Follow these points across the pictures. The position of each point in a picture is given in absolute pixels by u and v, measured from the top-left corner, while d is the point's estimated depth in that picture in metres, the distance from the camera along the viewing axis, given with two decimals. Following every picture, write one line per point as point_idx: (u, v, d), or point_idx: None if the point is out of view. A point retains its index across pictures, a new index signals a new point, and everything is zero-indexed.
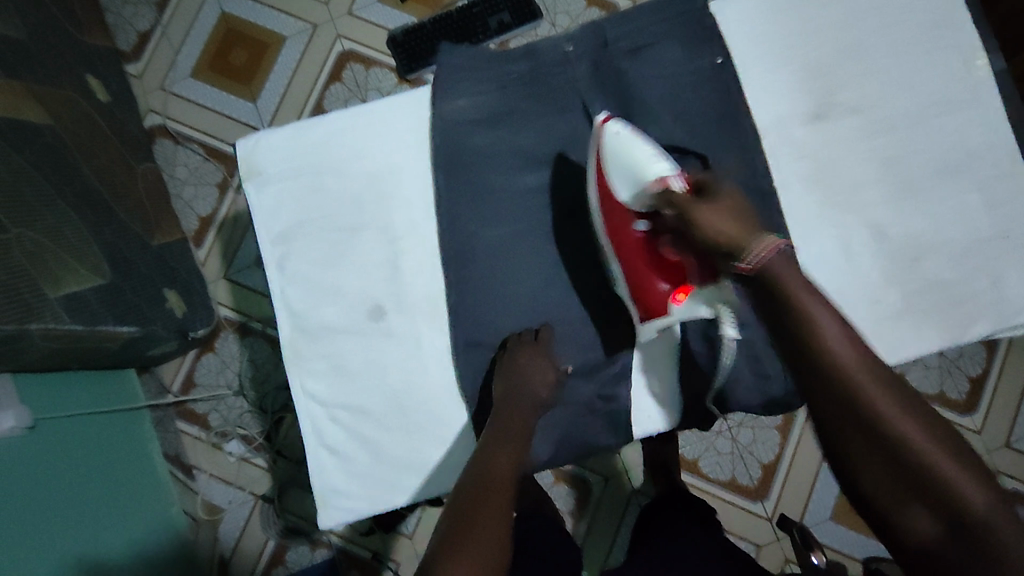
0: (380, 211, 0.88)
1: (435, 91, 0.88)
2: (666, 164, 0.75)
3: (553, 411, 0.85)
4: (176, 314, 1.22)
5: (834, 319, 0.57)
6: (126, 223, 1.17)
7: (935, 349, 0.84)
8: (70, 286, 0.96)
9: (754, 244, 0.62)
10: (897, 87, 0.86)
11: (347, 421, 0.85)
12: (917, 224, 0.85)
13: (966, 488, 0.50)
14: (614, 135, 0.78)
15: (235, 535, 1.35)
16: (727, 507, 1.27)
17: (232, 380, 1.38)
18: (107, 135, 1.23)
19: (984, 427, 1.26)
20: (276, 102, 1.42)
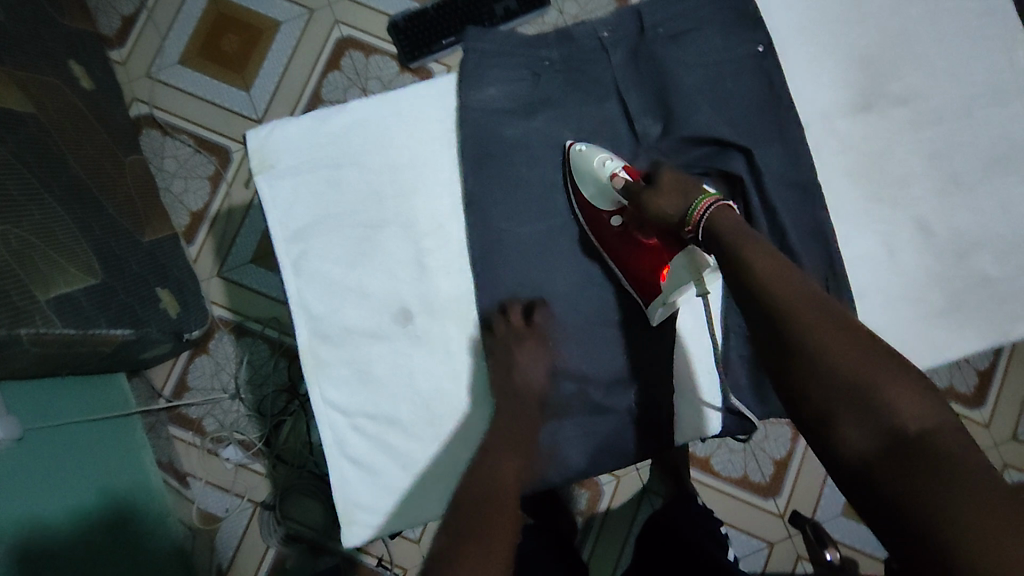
0: (405, 206, 0.83)
1: (463, 79, 0.83)
2: (619, 161, 0.80)
3: (592, 416, 0.81)
4: (170, 314, 1.15)
5: (770, 259, 0.64)
6: (116, 219, 1.09)
7: (983, 347, 0.82)
8: (60, 288, 0.89)
9: (692, 202, 0.70)
10: (947, 76, 0.84)
11: (372, 432, 0.80)
12: (963, 220, 0.83)
13: (902, 402, 0.53)
14: (576, 154, 0.82)
15: (233, 545, 1.28)
16: (737, 504, 1.22)
17: (227, 383, 1.31)
18: (93, 125, 1.15)
19: (992, 420, 1.19)
20: (271, 91, 1.35)
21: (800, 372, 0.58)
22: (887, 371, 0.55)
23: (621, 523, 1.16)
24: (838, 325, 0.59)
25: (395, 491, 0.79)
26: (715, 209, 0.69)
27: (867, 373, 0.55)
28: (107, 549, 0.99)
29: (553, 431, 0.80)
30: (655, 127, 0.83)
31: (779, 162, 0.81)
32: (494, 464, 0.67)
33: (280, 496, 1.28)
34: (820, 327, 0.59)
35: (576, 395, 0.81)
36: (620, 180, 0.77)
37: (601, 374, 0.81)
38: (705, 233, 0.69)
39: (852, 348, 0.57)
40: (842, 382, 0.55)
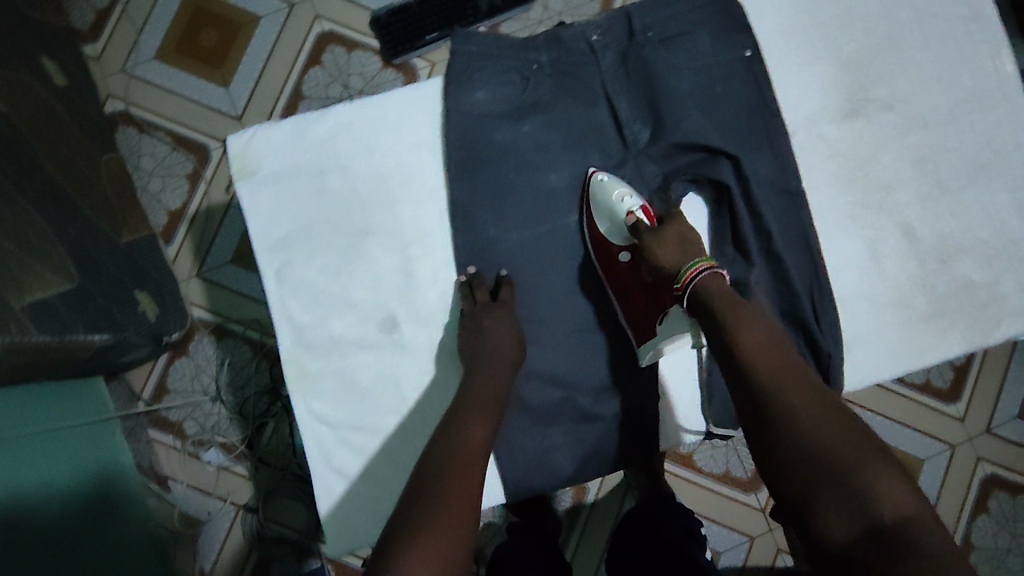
0: (390, 212, 0.82)
1: (450, 83, 0.81)
2: (639, 200, 0.79)
3: (580, 424, 0.81)
4: (150, 318, 1.13)
5: (758, 336, 0.67)
6: (93, 221, 1.06)
7: (962, 352, 0.83)
8: (35, 293, 0.87)
9: (683, 269, 0.72)
10: (934, 81, 0.85)
11: (358, 443, 0.79)
12: (946, 225, 0.84)
13: (882, 490, 0.53)
14: (599, 181, 0.80)
15: (215, 549, 1.27)
16: (719, 499, 1.23)
17: (208, 385, 1.29)
18: (68, 124, 1.12)
19: (966, 415, 1.21)
20: (251, 88, 1.32)
21: (782, 450, 0.59)
22: (868, 458, 0.56)
23: (608, 515, 1.15)
24: (821, 408, 0.60)
25: (382, 501, 0.79)
26: (706, 275, 0.71)
27: (848, 459, 0.56)
28: (93, 561, 0.96)
29: (541, 439, 0.80)
30: (644, 133, 0.82)
31: (767, 169, 0.81)
32: (458, 435, 0.67)
33: (263, 498, 1.26)
34: (803, 409, 0.60)
35: (564, 403, 0.81)
36: (637, 221, 0.77)
37: (589, 381, 0.81)
38: (694, 300, 0.71)
39: (833, 431, 0.58)
40: (823, 465, 0.56)
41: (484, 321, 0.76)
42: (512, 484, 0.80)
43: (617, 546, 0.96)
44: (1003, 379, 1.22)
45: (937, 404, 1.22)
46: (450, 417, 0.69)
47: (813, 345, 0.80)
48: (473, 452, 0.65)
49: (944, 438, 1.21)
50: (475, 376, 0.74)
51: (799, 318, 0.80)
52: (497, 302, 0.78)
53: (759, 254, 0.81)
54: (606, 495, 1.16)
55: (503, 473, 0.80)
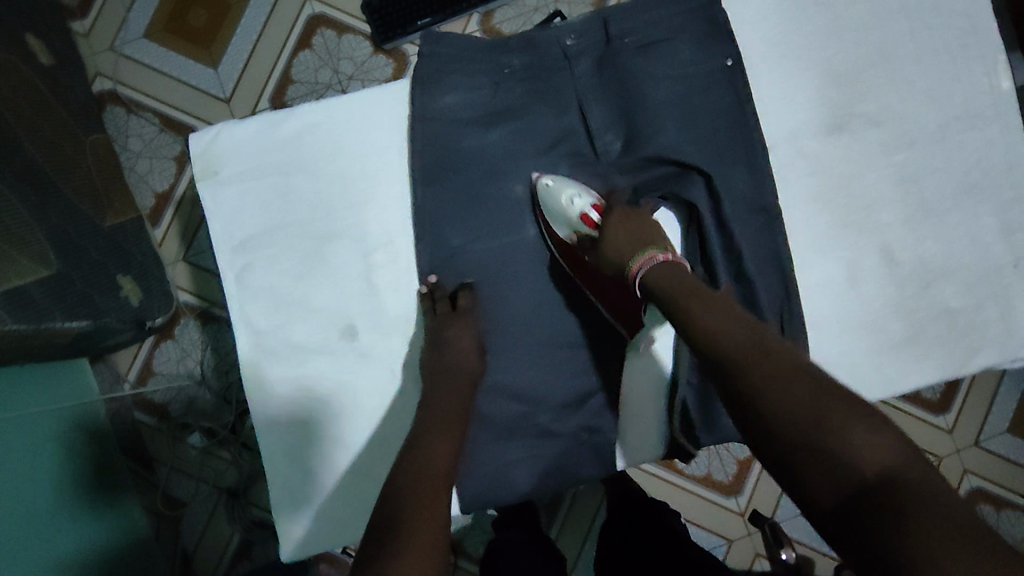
0: (354, 219, 0.80)
1: (418, 87, 0.79)
2: (588, 196, 0.78)
3: (539, 441, 0.80)
4: (132, 303, 1.06)
5: (715, 312, 0.62)
6: (74, 202, 0.98)
7: (937, 380, 0.81)
8: (12, 280, 0.80)
9: (639, 259, 0.71)
10: (923, 96, 0.81)
11: (318, 450, 0.79)
12: (929, 249, 0.81)
13: (860, 443, 0.49)
14: (546, 187, 0.78)
15: (198, 530, 1.20)
16: (699, 502, 1.19)
17: (193, 369, 1.21)
18: (53, 104, 1.03)
19: (956, 426, 1.15)
20: (244, 63, 1.23)
21: (755, 428, 0.54)
22: (840, 413, 0.51)
23: (587, 513, 1.09)
24: (789, 369, 0.55)
25: (339, 509, 0.79)
26: (656, 266, 0.70)
27: (820, 419, 0.51)
28: (54, 558, 0.92)
29: (500, 454, 0.79)
30: (615, 144, 0.80)
31: (743, 185, 0.79)
32: (423, 451, 0.66)
33: (246, 482, 1.20)
34: (769, 377, 0.55)
35: (524, 418, 0.80)
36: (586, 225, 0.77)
37: (552, 397, 0.80)
38: (651, 291, 0.69)
39: (801, 393, 0.53)
40: (795, 431, 0.51)
41: (445, 332, 0.76)
42: (469, 497, 0.79)
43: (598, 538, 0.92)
44: (996, 391, 1.16)
45: (925, 415, 1.16)
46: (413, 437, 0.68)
47: None
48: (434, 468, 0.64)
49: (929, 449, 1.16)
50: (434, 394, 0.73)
51: None
52: (459, 310, 0.77)
53: (728, 275, 0.79)
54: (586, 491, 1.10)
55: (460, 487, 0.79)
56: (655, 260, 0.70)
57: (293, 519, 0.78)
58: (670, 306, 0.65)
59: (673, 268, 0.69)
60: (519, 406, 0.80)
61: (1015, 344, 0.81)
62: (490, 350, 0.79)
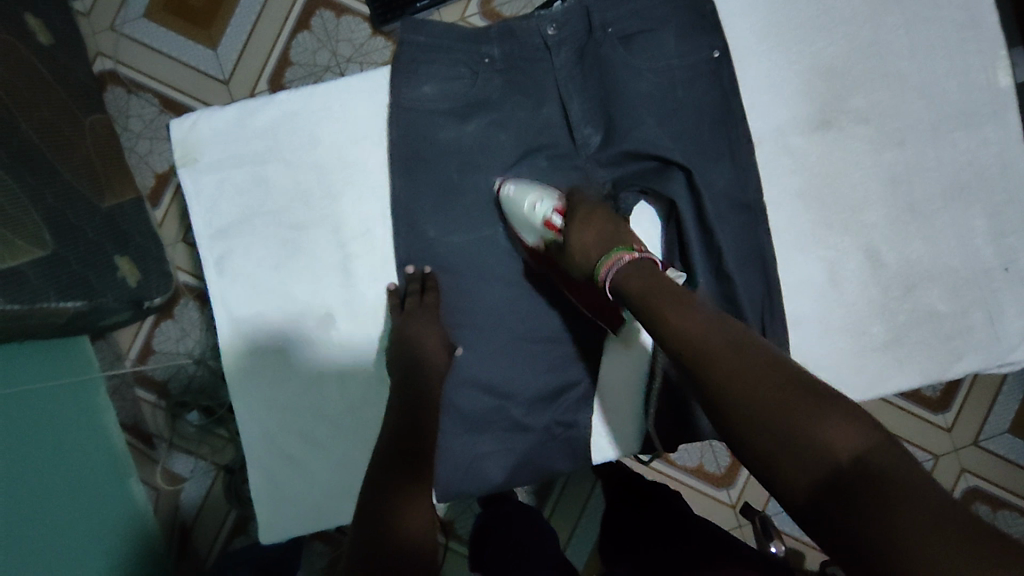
0: (333, 208, 0.80)
1: (397, 76, 0.78)
2: (551, 201, 0.75)
3: (512, 434, 0.80)
4: (130, 283, 1.06)
5: (683, 307, 0.60)
6: (73, 185, 0.98)
7: (917, 385, 0.79)
8: (8, 261, 0.79)
9: (602, 264, 0.68)
10: (917, 93, 0.79)
11: (294, 435, 0.80)
12: (915, 250, 0.79)
13: (834, 432, 0.47)
14: (507, 195, 0.76)
15: (197, 503, 1.22)
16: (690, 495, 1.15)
17: (192, 348, 1.23)
18: (51, 85, 1.02)
19: (954, 425, 1.13)
20: (241, 44, 1.21)
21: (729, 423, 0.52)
22: (814, 401, 0.50)
23: (578, 500, 1.08)
24: (757, 363, 0.53)
25: (315, 495, 0.80)
26: (621, 267, 0.67)
27: (792, 409, 0.50)
28: (75, 527, 0.94)
29: (471, 446, 0.80)
30: (595, 137, 0.78)
31: (724, 182, 0.77)
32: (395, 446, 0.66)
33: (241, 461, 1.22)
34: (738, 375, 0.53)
35: (497, 411, 0.80)
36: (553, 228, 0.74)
37: (524, 391, 0.80)
38: (620, 289, 0.66)
39: (773, 386, 0.51)
40: (770, 425, 0.49)
41: (417, 330, 0.75)
42: (440, 486, 0.80)
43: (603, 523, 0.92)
44: (997, 391, 1.12)
45: (924, 413, 1.13)
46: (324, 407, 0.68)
47: None
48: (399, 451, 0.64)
49: (926, 447, 1.13)
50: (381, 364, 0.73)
51: None
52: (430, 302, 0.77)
53: (707, 272, 0.77)
54: (578, 476, 1.09)
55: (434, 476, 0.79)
56: (621, 261, 0.67)
57: (275, 501, 0.80)
58: (641, 303, 0.63)
59: (642, 264, 0.66)
60: (493, 400, 0.80)
61: (1000, 351, 0.79)
62: (461, 343, 0.79)
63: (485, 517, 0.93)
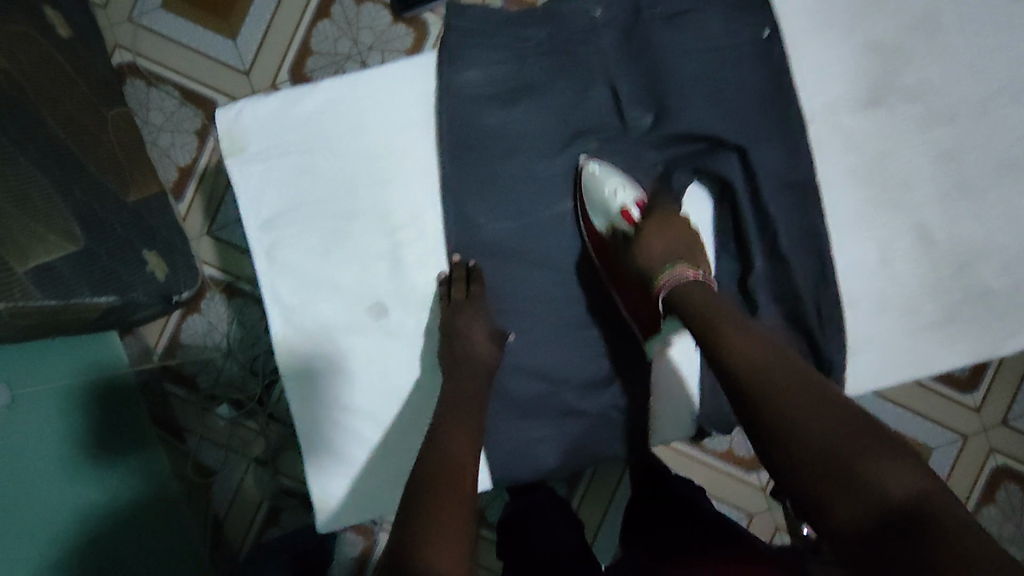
0: (380, 196, 0.79)
1: (442, 60, 0.77)
2: (632, 191, 0.76)
3: (564, 419, 0.80)
4: (159, 278, 0.96)
5: (740, 335, 0.61)
6: (98, 180, 0.90)
7: (969, 363, 0.79)
8: (40, 256, 0.72)
9: (663, 272, 0.69)
10: (966, 69, 0.78)
11: (347, 423, 0.80)
12: (967, 228, 0.78)
13: (890, 470, 0.47)
14: (593, 173, 0.77)
15: (230, 496, 1.13)
16: (721, 478, 1.14)
17: (220, 341, 1.13)
18: (71, 77, 0.95)
19: (982, 405, 1.11)
20: (262, 33, 1.14)
21: (779, 454, 0.52)
22: (870, 437, 0.50)
23: (607, 488, 1.08)
24: (813, 395, 0.54)
25: (369, 482, 0.80)
26: (682, 281, 0.68)
27: (848, 444, 0.49)
28: (116, 539, 0.88)
29: (524, 432, 0.79)
30: (645, 118, 0.77)
31: (775, 162, 0.76)
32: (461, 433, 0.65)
33: (274, 453, 1.12)
34: (794, 403, 0.53)
35: (549, 397, 0.79)
36: (626, 217, 0.75)
37: (577, 375, 0.80)
38: (677, 310, 0.67)
39: (828, 417, 0.52)
40: (820, 456, 0.49)
41: (457, 322, 0.75)
42: (493, 472, 0.80)
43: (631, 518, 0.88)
44: None
45: (953, 394, 1.12)
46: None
47: (815, 351, 0.77)
48: (459, 460, 0.61)
49: (954, 427, 1.11)
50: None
51: (801, 324, 0.77)
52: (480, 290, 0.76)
53: (762, 250, 0.77)
54: (604, 467, 1.09)
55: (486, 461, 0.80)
56: (683, 276, 0.68)
57: (330, 490, 0.80)
58: (695, 328, 0.64)
59: (701, 285, 0.68)
60: (545, 384, 0.79)
61: None
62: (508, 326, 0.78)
63: (512, 505, 0.91)
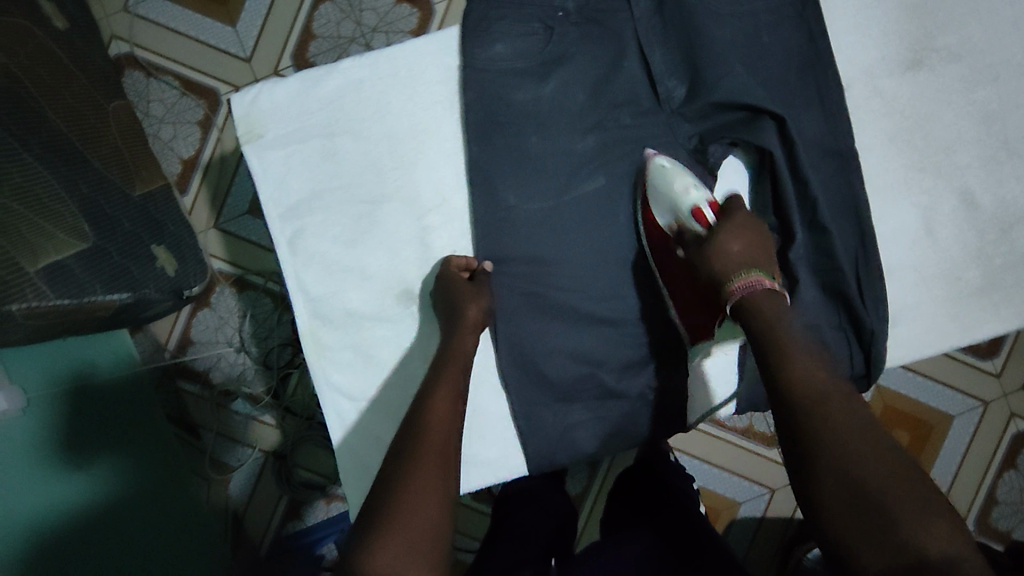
0: (404, 179, 0.77)
1: (466, 36, 0.73)
2: (703, 191, 0.72)
3: (602, 402, 0.78)
4: (169, 273, 0.92)
5: (808, 359, 0.58)
6: (104, 174, 0.86)
7: (1014, 329, 0.78)
8: (51, 255, 0.70)
9: (740, 274, 0.65)
10: (1011, 27, 0.76)
11: (382, 415, 0.78)
12: (1010, 190, 0.77)
13: (932, 530, 0.43)
14: (660, 168, 0.74)
15: (247, 493, 1.10)
16: (742, 459, 1.09)
17: (233, 336, 1.10)
18: (72, 71, 0.90)
19: (1004, 371, 1.10)
20: (263, 18, 1.09)
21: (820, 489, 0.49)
22: (920, 494, 0.46)
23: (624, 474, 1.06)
24: (864, 434, 0.50)
25: None
26: (759, 289, 0.64)
27: (893, 492, 0.46)
28: (152, 537, 0.87)
29: (562, 416, 0.78)
30: (678, 90, 0.75)
31: (814, 128, 0.75)
32: None
33: (292, 446, 1.09)
34: (846, 437, 0.50)
35: (587, 379, 0.77)
36: (699, 216, 0.71)
37: (614, 357, 0.78)
38: (745, 313, 0.64)
39: (882, 459, 0.48)
40: (865, 498, 0.46)
41: (459, 298, 0.71)
42: (531, 457, 0.78)
43: (621, 510, 0.87)
44: None
45: (976, 361, 1.10)
46: (421, 392, 0.65)
47: (855, 323, 0.75)
48: (446, 455, 0.58)
49: (976, 394, 1.10)
50: (460, 351, 0.69)
51: (842, 295, 0.75)
52: (479, 282, 0.74)
53: (801, 222, 0.75)
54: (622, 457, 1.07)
55: (523, 447, 0.78)
56: (756, 283, 0.65)
57: (363, 487, 0.77)
58: (762, 339, 0.61)
59: (775, 298, 0.64)
60: (583, 368, 0.77)
61: None
62: (496, 316, 0.76)
63: (501, 500, 0.90)
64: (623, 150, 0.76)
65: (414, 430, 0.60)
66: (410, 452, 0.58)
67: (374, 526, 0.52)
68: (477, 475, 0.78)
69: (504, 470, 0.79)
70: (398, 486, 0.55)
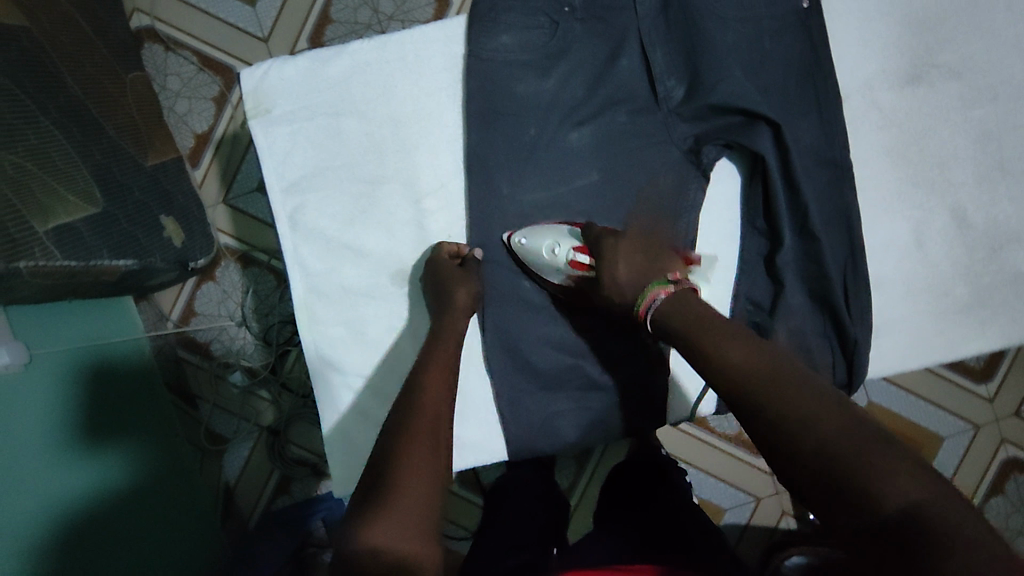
0: (405, 163, 0.79)
1: (475, 24, 0.74)
2: (566, 242, 0.74)
3: (586, 394, 0.80)
4: (175, 244, 0.94)
5: (730, 342, 0.57)
6: (118, 143, 0.88)
7: (998, 347, 0.78)
8: (62, 218, 0.72)
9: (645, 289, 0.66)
10: (1012, 48, 0.77)
11: (368, 391, 0.79)
12: (1002, 210, 0.77)
13: (889, 483, 0.41)
14: (522, 245, 0.75)
15: (240, 465, 1.12)
16: (728, 465, 1.10)
17: (235, 310, 1.12)
18: (92, 39, 0.92)
19: (996, 395, 1.10)
20: None
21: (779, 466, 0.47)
22: (872, 447, 0.44)
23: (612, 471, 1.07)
24: (808, 402, 0.49)
25: None
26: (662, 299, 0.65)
27: (841, 455, 0.44)
28: (152, 499, 0.89)
29: (546, 405, 0.79)
30: (678, 90, 0.76)
31: (810, 136, 0.76)
32: None
33: (286, 422, 1.11)
34: (791, 409, 0.49)
35: (572, 369, 0.79)
36: (578, 268, 0.73)
37: (599, 349, 0.79)
38: (665, 322, 0.63)
39: (828, 423, 0.47)
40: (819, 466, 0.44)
41: (448, 283, 0.73)
42: (513, 443, 0.79)
43: (604, 503, 0.88)
44: None
45: (967, 382, 1.10)
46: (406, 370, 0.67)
47: (839, 332, 0.76)
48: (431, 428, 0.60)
49: (966, 415, 1.10)
50: (447, 332, 0.71)
51: (828, 303, 0.76)
52: (471, 267, 0.76)
53: (791, 228, 0.76)
54: (611, 453, 1.08)
55: (505, 433, 0.79)
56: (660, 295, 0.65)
57: (347, 461, 0.79)
58: (683, 339, 0.60)
59: (682, 296, 0.64)
60: (568, 359, 0.79)
61: None
62: (485, 302, 0.77)
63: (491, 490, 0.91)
64: (621, 146, 0.77)
65: (397, 406, 0.62)
66: (391, 427, 0.59)
67: (359, 503, 0.53)
68: (458, 457, 0.80)
69: (485, 454, 0.80)
70: (378, 459, 0.56)
